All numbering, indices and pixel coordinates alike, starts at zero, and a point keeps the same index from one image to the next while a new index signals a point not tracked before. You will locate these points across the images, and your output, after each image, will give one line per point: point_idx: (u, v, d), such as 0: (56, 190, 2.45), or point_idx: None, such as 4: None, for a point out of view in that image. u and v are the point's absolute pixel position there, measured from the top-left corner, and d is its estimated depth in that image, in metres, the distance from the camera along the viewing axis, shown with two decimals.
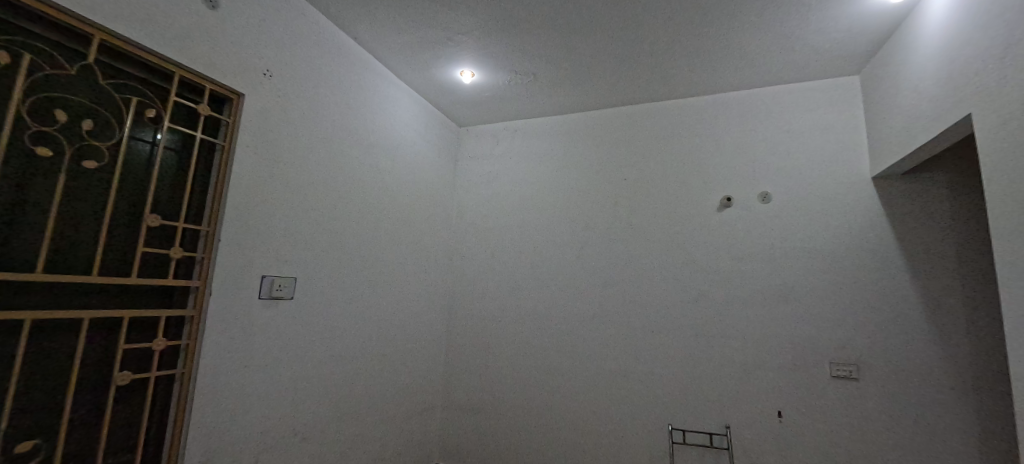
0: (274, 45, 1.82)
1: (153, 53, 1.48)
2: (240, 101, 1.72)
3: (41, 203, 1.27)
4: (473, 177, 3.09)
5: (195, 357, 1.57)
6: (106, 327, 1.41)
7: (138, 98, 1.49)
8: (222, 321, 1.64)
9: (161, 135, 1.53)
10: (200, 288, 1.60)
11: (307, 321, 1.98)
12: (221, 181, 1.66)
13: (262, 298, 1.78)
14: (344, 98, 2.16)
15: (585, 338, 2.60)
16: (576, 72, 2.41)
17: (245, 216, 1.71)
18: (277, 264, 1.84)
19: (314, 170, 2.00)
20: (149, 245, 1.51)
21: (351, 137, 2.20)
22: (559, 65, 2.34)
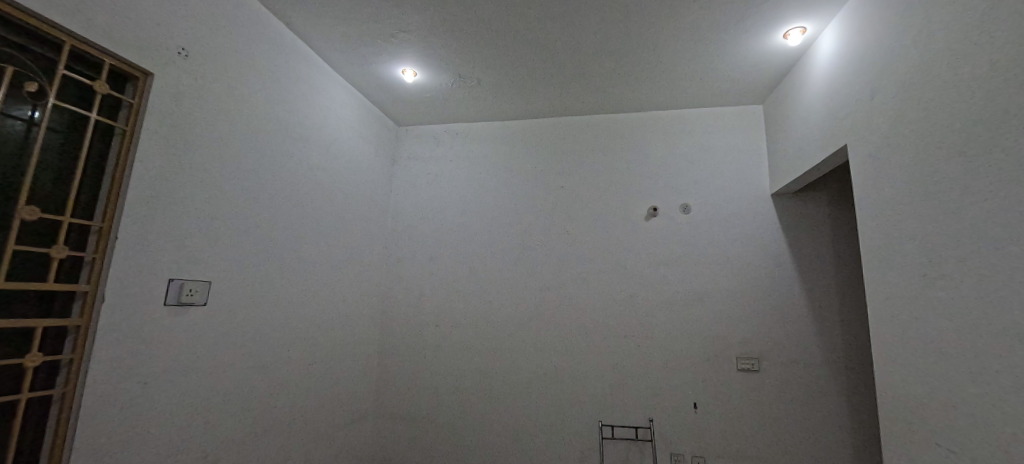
0: (192, 22, 1.64)
1: (36, 17, 1.27)
2: (148, 82, 1.53)
3: None
4: (409, 178, 3.01)
5: (81, 373, 1.36)
6: None
7: (14, 68, 1.26)
8: (118, 330, 1.43)
9: (43, 114, 1.31)
10: (90, 293, 1.39)
11: (222, 329, 1.79)
12: (121, 170, 1.46)
13: (168, 305, 1.58)
14: (272, 87, 2.00)
15: (520, 341, 2.65)
16: (517, 81, 2.47)
17: (151, 211, 1.52)
18: (188, 265, 1.65)
19: (235, 163, 1.83)
20: (23, 243, 1.28)
21: (279, 129, 2.04)
22: (501, 72, 2.39)
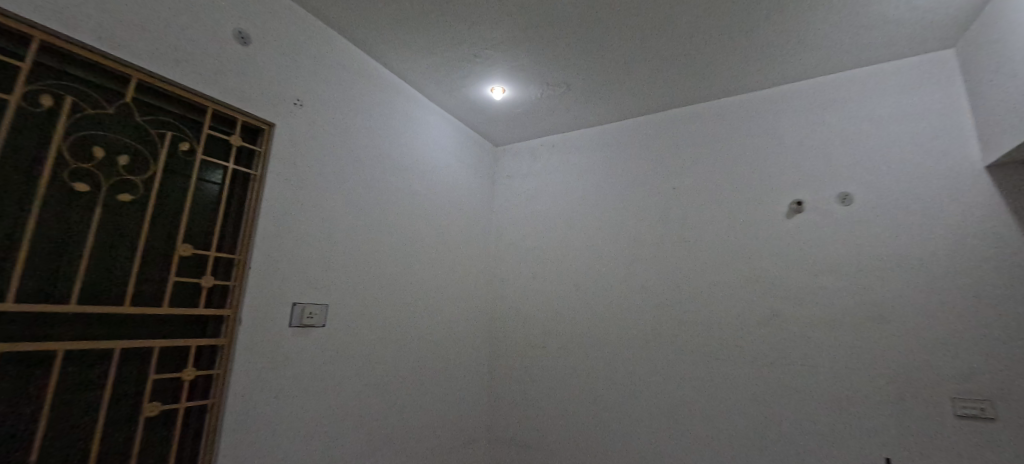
0: (306, 75, 1.86)
1: (188, 90, 1.51)
2: (272, 131, 1.74)
3: (79, 239, 1.29)
4: (511, 196, 2.99)
5: (224, 387, 1.53)
6: (142, 356, 1.40)
7: (174, 133, 1.51)
8: (252, 349, 1.61)
9: (194, 169, 1.53)
10: (231, 316, 1.58)
11: (340, 349, 1.92)
12: (252, 210, 1.65)
13: (293, 327, 1.74)
14: (373, 122, 2.15)
15: (639, 366, 2.33)
16: (612, 78, 2.25)
17: (277, 242, 1.70)
18: (308, 290, 1.80)
19: (345, 194, 1.98)
20: (182, 275, 1.50)
21: (382, 160, 2.18)
22: (594, 72, 2.20)
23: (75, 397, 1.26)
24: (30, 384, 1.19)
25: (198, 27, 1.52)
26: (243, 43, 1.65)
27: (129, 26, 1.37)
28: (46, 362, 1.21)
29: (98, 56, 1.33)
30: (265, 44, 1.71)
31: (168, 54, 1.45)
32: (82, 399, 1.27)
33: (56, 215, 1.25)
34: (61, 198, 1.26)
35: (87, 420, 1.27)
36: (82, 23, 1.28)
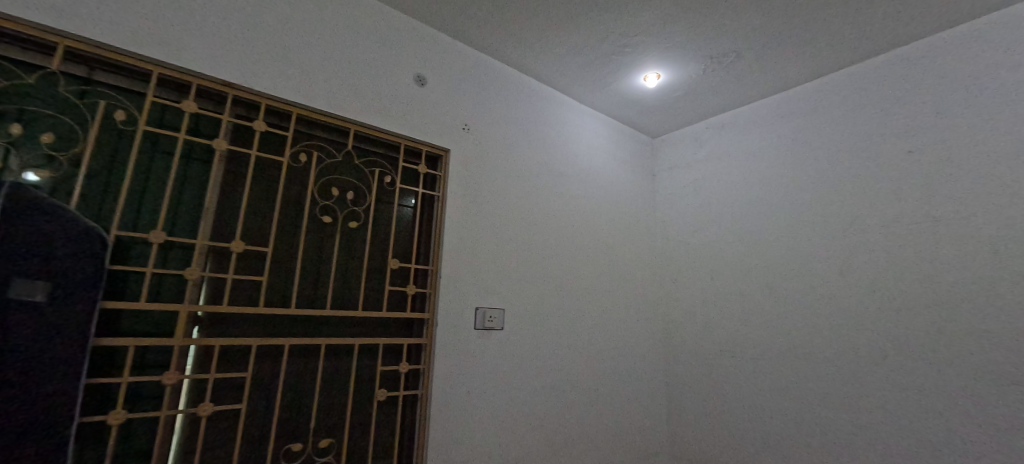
0: (470, 99, 1.92)
1: (384, 131, 1.65)
2: (447, 157, 1.82)
3: (325, 265, 1.52)
4: (672, 189, 2.77)
5: (429, 381, 1.65)
6: (369, 353, 1.58)
7: (380, 170, 1.68)
8: (449, 350, 1.70)
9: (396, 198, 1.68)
10: (430, 320, 1.69)
11: (519, 352, 1.94)
12: (439, 227, 1.76)
13: (477, 329, 1.80)
14: (532, 132, 2.16)
15: (853, 380, 1.87)
16: (807, 26, 1.83)
17: (460, 250, 1.79)
18: (489, 295, 1.86)
19: (514, 204, 2.01)
20: (393, 285, 1.66)
21: (543, 168, 2.18)
22: (782, 23, 1.81)
23: (330, 387, 1.49)
24: (303, 370, 1.44)
25: (385, 74, 1.66)
26: (420, 83, 1.76)
27: (336, 85, 1.54)
28: (308, 354, 1.46)
29: (325, 116, 1.53)
30: (438, 77, 1.82)
31: (368, 101, 1.60)
32: (331, 388, 1.49)
33: (311, 248, 1.50)
34: (314, 229, 1.51)
35: (338, 405, 1.50)
36: (312, 88, 1.49)
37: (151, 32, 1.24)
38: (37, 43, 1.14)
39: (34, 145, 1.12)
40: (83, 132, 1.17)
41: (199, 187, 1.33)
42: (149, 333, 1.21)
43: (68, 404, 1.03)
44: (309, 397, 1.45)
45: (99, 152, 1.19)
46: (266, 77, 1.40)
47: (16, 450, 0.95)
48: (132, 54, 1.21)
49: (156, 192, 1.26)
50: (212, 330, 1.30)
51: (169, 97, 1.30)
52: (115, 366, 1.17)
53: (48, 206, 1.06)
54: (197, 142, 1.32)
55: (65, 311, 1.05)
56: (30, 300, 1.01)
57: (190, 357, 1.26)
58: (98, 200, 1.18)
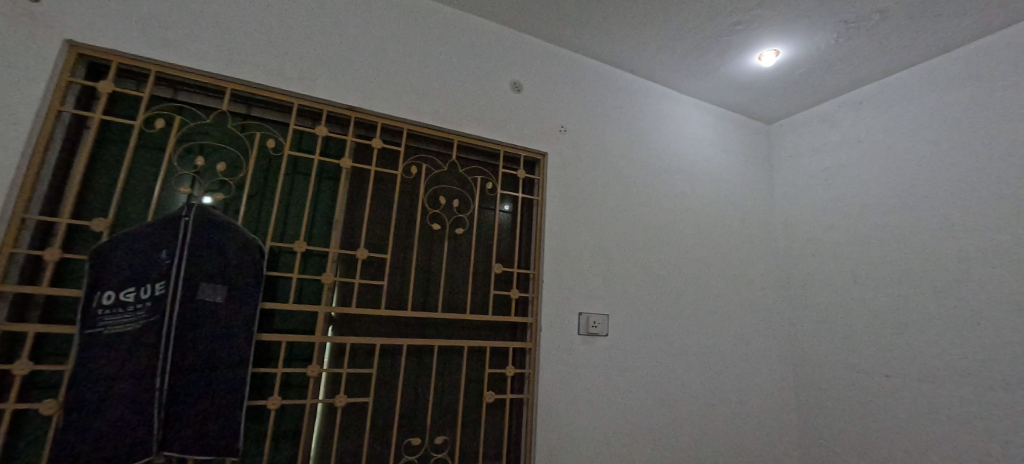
0: (565, 101, 1.89)
1: (485, 140, 1.71)
2: (545, 160, 1.82)
3: (435, 270, 1.61)
4: (795, 181, 2.45)
5: (534, 385, 1.65)
6: (477, 355, 1.63)
7: (482, 177, 1.74)
8: (553, 355, 1.68)
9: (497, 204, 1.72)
10: (534, 324, 1.69)
11: (626, 360, 1.84)
12: (539, 230, 1.77)
13: (581, 335, 1.75)
14: (631, 129, 2.06)
15: None
16: None
17: (560, 254, 1.76)
18: (591, 299, 1.80)
19: (613, 206, 1.93)
20: (497, 289, 1.70)
21: (644, 166, 2.07)
22: None
23: (443, 386, 1.56)
24: (419, 368, 1.54)
25: (483, 85, 1.71)
26: (516, 89, 1.78)
27: (439, 100, 1.63)
28: (423, 354, 1.55)
29: (430, 130, 1.63)
30: (533, 82, 1.83)
31: (469, 112, 1.67)
32: (444, 387, 1.56)
33: (422, 254, 1.60)
34: (425, 236, 1.62)
35: (451, 403, 1.57)
36: (419, 105, 1.59)
37: (291, 69, 1.42)
38: (210, 89, 1.37)
39: (211, 173, 1.35)
40: (245, 159, 1.40)
41: (331, 201, 1.50)
42: (295, 330, 1.39)
43: (239, 388, 1.24)
44: (425, 395, 1.54)
45: (257, 176, 1.41)
46: (381, 99, 1.53)
47: (205, 421, 1.19)
48: (277, 90, 1.41)
49: (298, 208, 1.45)
50: (343, 329, 1.45)
51: (306, 124, 1.49)
52: (271, 358, 1.36)
53: (223, 223, 1.28)
54: (327, 162, 1.50)
55: (236, 311, 1.26)
56: (211, 302, 1.23)
57: (327, 353, 1.42)
58: (257, 216, 1.39)
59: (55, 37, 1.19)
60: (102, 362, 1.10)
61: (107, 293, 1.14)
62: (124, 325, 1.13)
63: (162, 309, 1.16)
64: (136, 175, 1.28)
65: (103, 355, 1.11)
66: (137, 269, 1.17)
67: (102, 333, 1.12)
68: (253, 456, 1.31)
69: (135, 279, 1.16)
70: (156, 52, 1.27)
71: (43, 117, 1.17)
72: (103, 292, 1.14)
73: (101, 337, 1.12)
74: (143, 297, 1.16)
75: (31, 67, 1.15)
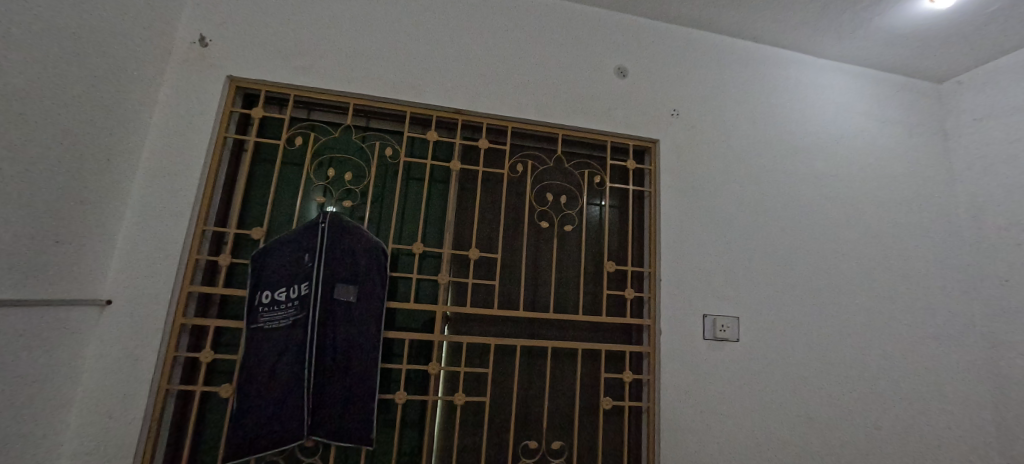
0: (676, 82, 1.72)
1: (591, 132, 1.62)
2: (656, 148, 1.67)
3: (545, 269, 1.58)
4: (986, 149, 1.92)
5: (656, 393, 1.51)
6: (591, 357, 1.55)
7: (589, 171, 1.66)
8: (676, 360, 1.52)
9: (607, 198, 1.62)
10: (652, 327, 1.55)
11: (763, 369, 1.60)
12: (653, 224, 1.63)
13: (708, 340, 1.56)
14: (756, 106, 1.79)
15: None
16: None
17: (679, 249, 1.60)
18: (718, 299, 1.60)
19: (739, 194, 1.70)
20: (610, 288, 1.60)
21: (772, 145, 1.77)
22: None
23: (557, 389, 1.51)
24: (532, 368, 1.51)
25: (586, 74, 1.63)
26: (621, 75, 1.66)
27: (541, 95, 1.58)
28: (536, 356, 1.51)
29: (535, 126, 1.59)
30: (639, 66, 1.69)
31: (572, 104, 1.60)
32: (559, 390, 1.51)
33: (531, 253, 1.58)
34: (533, 234, 1.59)
35: (565, 406, 1.51)
36: (522, 101, 1.57)
37: (402, 80, 1.49)
38: (337, 106, 1.50)
39: (340, 182, 1.48)
40: (367, 168, 1.50)
41: (442, 203, 1.54)
42: (416, 328, 1.45)
43: (370, 381, 1.33)
44: (539, 396, 1.50)
45: (377, 183, 1.51)
46: (485, 99, 1.54)
47: (344, 410, 1.29)
48: (392, 101, 1.49)
49: (413, 211, 1.52)
50: (459, 328, 1.48)
51: (418, 131, 1.56)
52: (395, 354, 1.43)
53: (352, 228, 1.39)
54: (438, 166, 1.55)
55: (366, 309, 1.35)
56: (346, 301, 1.33)
57: (445, 351, 1.46)
58: (379, 220, 1.49)
59: (219, 75, 1.39)
60: (264, 353, 1.27)
61: (265, 293, 1.30)
62: (278, 320, 1.28)
63: (306, 308, 1.29)
64: (282, 189, 1.45)
65: (264, 347, 1.27)
66: (287, 271, 1.32)
67: (263, 328, 1.28)
68: (383, 446, 1.39)
69: (285, 280, 1.31)
70: (297, 79, 1.43)
71: (213, 143, 1.37)
72: (262, 292, 1.30)
73: (262, 331, 1.28)
74: (292, 296, 1.30)
75: (205, 102, 1.37)
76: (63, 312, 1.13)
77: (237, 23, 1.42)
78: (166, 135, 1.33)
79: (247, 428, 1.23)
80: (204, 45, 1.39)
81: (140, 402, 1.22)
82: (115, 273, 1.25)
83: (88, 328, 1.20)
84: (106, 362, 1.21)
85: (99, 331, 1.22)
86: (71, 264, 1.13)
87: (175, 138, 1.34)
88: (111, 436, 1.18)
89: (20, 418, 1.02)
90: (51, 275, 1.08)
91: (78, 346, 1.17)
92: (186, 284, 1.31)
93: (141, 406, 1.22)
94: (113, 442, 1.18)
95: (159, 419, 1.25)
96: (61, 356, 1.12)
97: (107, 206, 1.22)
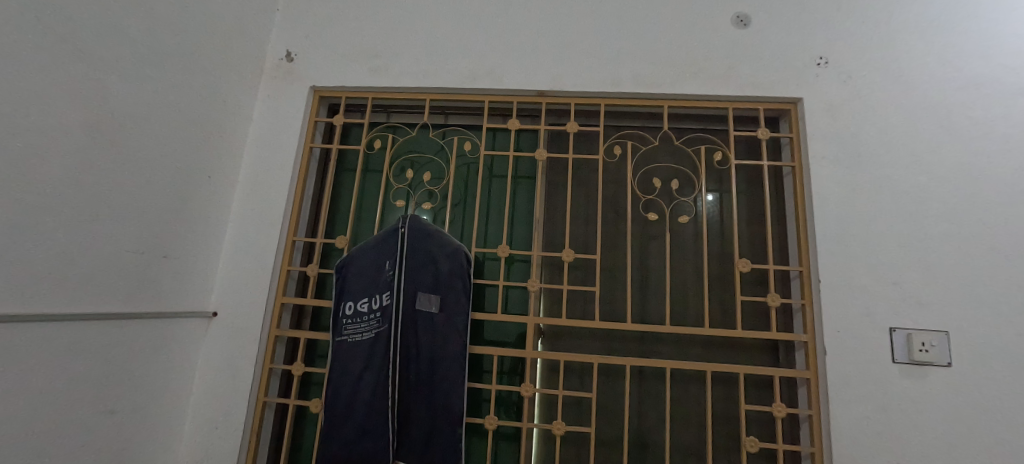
0: (819, 22, 1.31)
1: (706, 99, 1.30)
2: (799, 109, 1.29)
3: (656, 271, 1.29)
4: None
5: (824, 435, 1.12)
6: (723, 382, 1.22)
7: (705, 147, 1.34)
8: (854, 392, 1.11)
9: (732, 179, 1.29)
10: (809, 344, 1.17)
11: (1002, 408, 1.08)
12: (801, 208, 1.24)
13: (901, 363, 1.12)
14: (949, 36, 1.28)
15: None
16: None
17: (843, 240, 1.18)
18: (913, 307, 1.14)
19: (933, 159, 1.21)
20: (744, 294, 1.25)
21: (976, 88, 1.24)
22: None
23: (681, 420, 1.21)
24: (646, 393, 1.23)
25: (695, 30, 1.32)
26: (741, 24, 1.32)
27: (638, 62, 1.32)
28: (650, 377, 1.24)
29: (634, 99, 1.33)
30: (764, 9, 1.33)
31: (679, 67, 1.30)
32: (683, 422, 1.21)
33: (637, 252, 1.31)
34: (638, 230, 1.32)
35: (693, 444, 1.20)
36: (615, 72, 1.31)
37: (478, 67, 1.36)
38: (414, 104, 1.43)
39: (421, 185, 1.40)
40: (447, 167, 1.40)
41: (530, 200, 1.36)
42: (506, 342, 1.28)
43: (456, 402, 1.17)
44: (658, 428, 1.21)
45: (458, 183, 1.39)
46: (571, 76, 1.32)
47: (429, 433, 1.16)
48: (468, 91, 1.36)
49: (498, 211, 1.37)
50: (555, 343, 1.27)
51: (499, 122, 1.42)
52: (486, 372, 1.28)
53: (433, 232, 1.27)
54: (522, 158, 1.38)
55: (450, 321, 1.21)
56: (428, 312, 1.21)
57: (540, 370, 1.26)
58: (462, 222, 1.37)
59: (304, 87, 1.41)
60: (348, 366, 1.20)
61: (349, 304, 1.24)
62: (361, 333, 1.21)
63: (387, 320, 1.18)
64: (365, 196, 1.42)
65: (348, 360, 1.20)
66: (369, 281, 1.24)
67: (348, 340, 1.22)
68: None
69: (367, 290, 1.23)
70: (373, 82, 1.38)
71: (300, 153, 1.38)
72: (346, 303, 1.25)
73: (347, 344, 1.22)
74: (374, 308, 1.21)
75: (291, 115, 1.39)
76: (172, 325, 1.18)
77: (318, 34, 1.43)
78: (260, 151, 1.38)
79: (332, 448, 1.16)
80: (290, 61, 1.42)
81: (241, 413, 1.23)
82: (220, 286, 1.31)
83: (196, 339, 1.25)
84: (214, 371, 1.25)
85: (208, 342, 1.27)
86: (178, 278, 1.19)
87: (268, 152, 1.37)
88: (217, 446, 1.21)
89: (131, 423, 1.07)
90: (159, 287, 1.13)
91: (188, 356, 1.23)
92: (279, 296, 1.31)
93: (241, 418, 1.23)
94: (218, 452, 1.21)
95: (259, 431, 1.25)
96: (170, 366, 1.17)
97: (211, 222, 1.28)
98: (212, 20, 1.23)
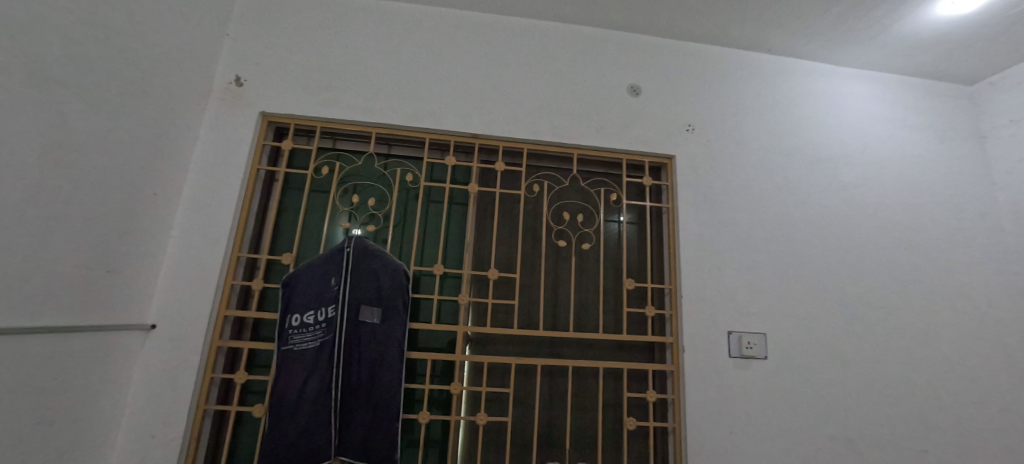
0: (688, 97, 1.71)
1: (606, 151, 1.64)
2: (673, 164, 1.66)
3: (564, 288, 1.59)
4: None
5: (681, 414, 1.48)
6: (612, 376, 1.54)
7: (605, 188, 1.68)
8: (701, 379, 1.48)
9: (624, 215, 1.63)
10: (674, 344, 1.53)
11: (794, 387, 1.52)
12: (672, 240, 1.61)
13: (734, 357, 1.52)
14: (773, 117, 1.75)
15: None
16: None
17: (699, 266, 1.57)
18: (743, 316, 1.55)
19: (758, 207, 1.65)
20: (630, 306, 1.59)
21: (787, 157, 1.72)
22: None
23: (580, 408, 1.51)
24: (553, 387, 1.51)
25: (599, 95, 1.65)
26: (634, 93, 1.68)
27: (554, 116, 1.61)
28: (556, 374, 1.52)
29: (550, 146, 1.62)
30: (651, 83, 1.70)
31: (586, 123, 1.62)
32: (581, 409, 1.51)
33: (549, 272, 1.59)
34: (551, 253, 1.61)
35: (588, 426, 1.50)
36: (536, 123, 1.60)
37: (420, 108, 1.56)
38: (360, 135, 1.59)
39: (364, 208, 1.56)
40: (389, 193, 1.58)
41: (461, 225, 1.59)
42: (438, 348, 1.49)
43: (394, 401, 1.35)
44: (561, 415, 1.49)
45: (399, 207, 1.57)
46: (500, 123, 1.58)
47: (369, 429, 1.32)
48: (411, 128, 1.56)
49: (434, 233, 1.57)
50: (481, 348, 1.50)
51: (437, 156, 1.63)
52: (419, 374, 1.47)
53: (376, 251, 1.43)
54: (457, 189, 1.60)
55: (389, 330, 1.38)
56: (370, 323, 1.37)
57: (467, 371, 1.48)
58: (401, 242, 1.55)
59: (252, 112, 1.50)
60: (293, 373, 1.32)
61: (295, 316, 1.36)
62: (307, 342, 1.33)
63: (333, 330, 1.33)
64: (309, 215, 1.54)
65: (293, 368, 1.32)
66: (315, 295, 1.37)
67: (293, 349, 1.33)
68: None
69: (313, 303, 1.36)
70: (322, 113, 1.52)
71: (247, 175, 1.47)
72: (292, 315, 1.36)
73: (292, 352, 1.33)
74: (320, 319, 1.34)
75: (239, 137, 1.47)
76: (113, 338, 1.21)
77: (269, 62, 1.54)
78: (205, 169, 1.44)
79: (276, 448, 1.26)
80: (239, 85, 1.51)
81: (180, 422, 1.29)
82: (159, 299, 1.35)
83: (134, 352, 1.28)
84: (151, 381, 1.29)
85: (145, 354, 1.31)
86: (120, 292, 1.23)
87: (213, 171, 1.44)
88: (153, 454, 1.26)
89: (68, 433, 1.10)
90: (102, 300, 1.17)
91: (125, 367, 1.26)
92: (222, 309, 1.39)
93: (181, 425, 1.29)
94: (155, 459, 1.25)
95: (196, 437, 1.31)
96: (109, 377, 1.21)
97: (153, 237, 1.32)
98: (166, 47, 1.29)
